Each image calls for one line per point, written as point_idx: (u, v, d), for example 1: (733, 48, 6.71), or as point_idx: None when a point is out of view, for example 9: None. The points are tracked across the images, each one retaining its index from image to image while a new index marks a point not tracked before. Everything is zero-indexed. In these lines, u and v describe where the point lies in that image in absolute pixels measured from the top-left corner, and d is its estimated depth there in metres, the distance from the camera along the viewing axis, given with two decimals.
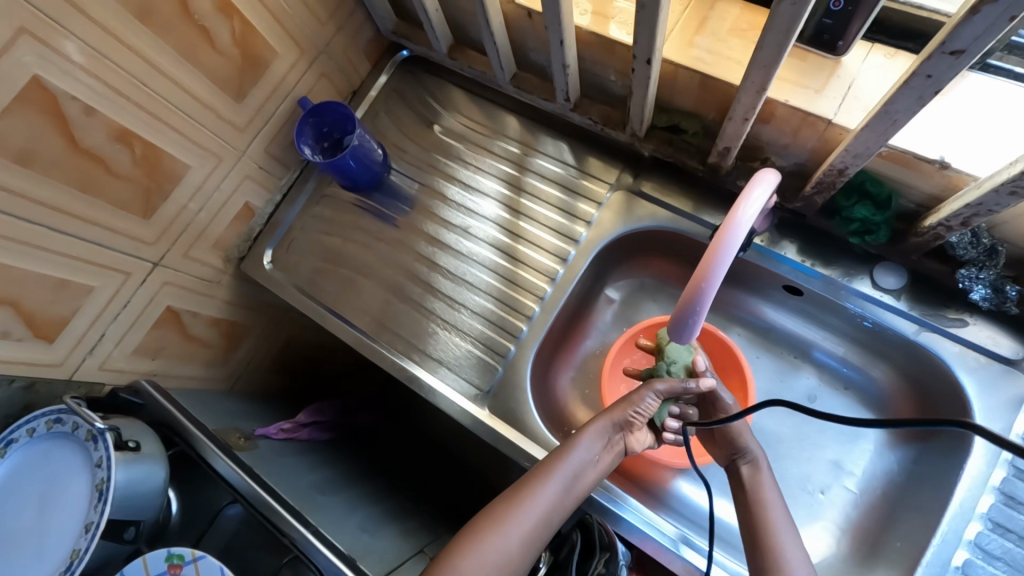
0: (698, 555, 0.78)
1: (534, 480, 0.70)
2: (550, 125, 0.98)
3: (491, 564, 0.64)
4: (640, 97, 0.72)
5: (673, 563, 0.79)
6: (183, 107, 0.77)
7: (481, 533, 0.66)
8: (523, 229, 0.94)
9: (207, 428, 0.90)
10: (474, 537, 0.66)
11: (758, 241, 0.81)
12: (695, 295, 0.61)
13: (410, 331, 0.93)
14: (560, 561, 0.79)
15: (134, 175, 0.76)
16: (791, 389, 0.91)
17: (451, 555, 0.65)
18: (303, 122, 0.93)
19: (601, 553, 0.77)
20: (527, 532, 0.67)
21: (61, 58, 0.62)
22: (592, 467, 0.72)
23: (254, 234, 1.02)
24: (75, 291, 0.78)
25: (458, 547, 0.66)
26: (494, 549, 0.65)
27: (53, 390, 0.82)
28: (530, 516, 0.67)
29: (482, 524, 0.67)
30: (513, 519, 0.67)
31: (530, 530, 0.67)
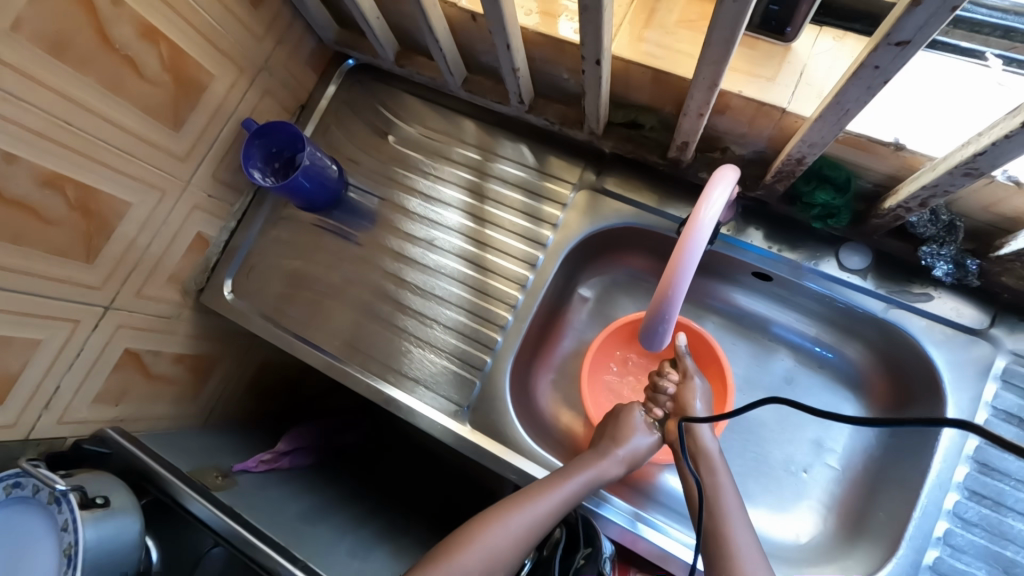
0: (682, 547, 0.79)
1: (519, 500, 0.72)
2: (507, 127, 0.96)
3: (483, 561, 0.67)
4: (594, 96, 0.70)
5: (657, 556, 0.80)
6: (115, 143, 0.73)
7: (474, 531, 0.69)
8: (489, 237, 0.92)
9: (181, 471, 0.87)
10: (469, 534, 0.69)
11: (724, 231, 0.80)
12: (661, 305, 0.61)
13: (383, 351, 0.91)
14: (544, 557, 0.80)
15: (70, 219, 0.72)
16: (767, 373, 0.91)
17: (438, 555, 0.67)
18: (250, 145, 0.89)
19: (583, 548, 0.76)
20: (505, 546, 0.68)
21: None
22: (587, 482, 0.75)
23: (211, 264, 0.98)
24: (19, 347, 0.74)
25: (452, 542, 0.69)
26: (473, 555, 0.67)
27: (9, 452, 0.78)
28: (525, 519, 0.70)
29: (454, 544, 0.68)
30: (508, 519, 0.70)
31: (503, 552, 0.68)
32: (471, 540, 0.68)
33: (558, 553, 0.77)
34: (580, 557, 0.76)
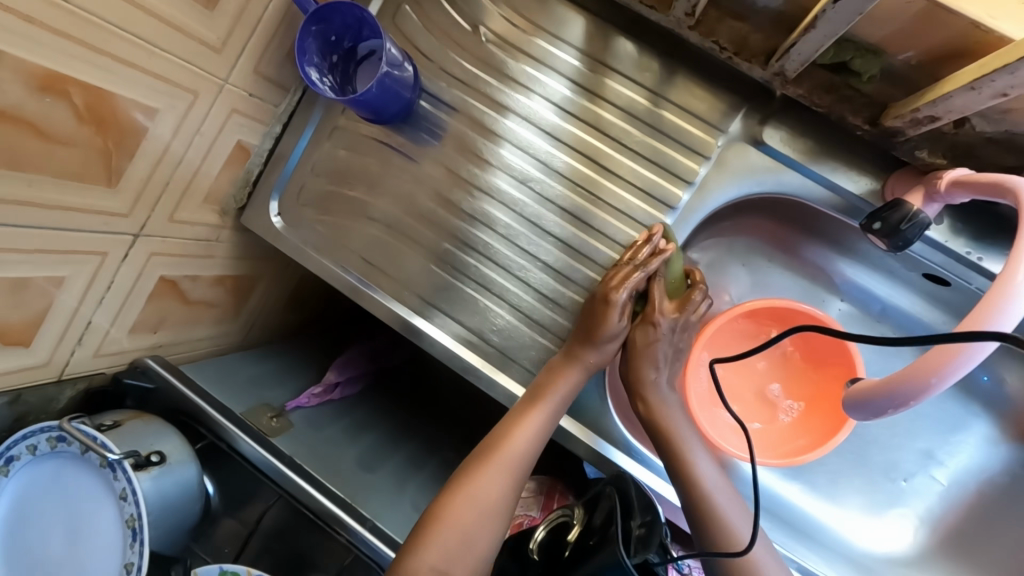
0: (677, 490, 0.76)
1: (511, 425, 0.68)
2: (637, 36, 0.73)
3: (497, 498, 0.64)
4: (826, 35, 0.49)
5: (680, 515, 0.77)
6: (129, 28, 0.52)
7: (474, 475, 0.65)
8: (600, 186, 0.73)
9: (235, 414, 0.81)
10: (471, 477, 0.65)
11: (935, 231, 0.64)
12: (914, 390, 0.51)
13: (458, 308, 0.78)
14: (596, 523, 0.68)
15: (80, 135, 0.54)
16: (882, 367, 0.83)
17: (442, 505, 0.63)
18: (305, 34, 0.66)
19: (638, 517, 0.64)
20: (519, 468, 0.66)
21: None
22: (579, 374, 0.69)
23: (253, 178, 0.81)
24: (37, 288, 0.60)
25: (453, 489, 0.64)
26: (484, 496, 0.64)
27: (44, 395, 0.69)
28: (525, 447, 0.67)
29: (445, 504, 0.63)
30: (502, 455, 0.66)
31: (515, 486, 0.66)
32: (465, 495, 0.64)
33: (616, 516, 0.64)
34: (636, 526, 0.64)
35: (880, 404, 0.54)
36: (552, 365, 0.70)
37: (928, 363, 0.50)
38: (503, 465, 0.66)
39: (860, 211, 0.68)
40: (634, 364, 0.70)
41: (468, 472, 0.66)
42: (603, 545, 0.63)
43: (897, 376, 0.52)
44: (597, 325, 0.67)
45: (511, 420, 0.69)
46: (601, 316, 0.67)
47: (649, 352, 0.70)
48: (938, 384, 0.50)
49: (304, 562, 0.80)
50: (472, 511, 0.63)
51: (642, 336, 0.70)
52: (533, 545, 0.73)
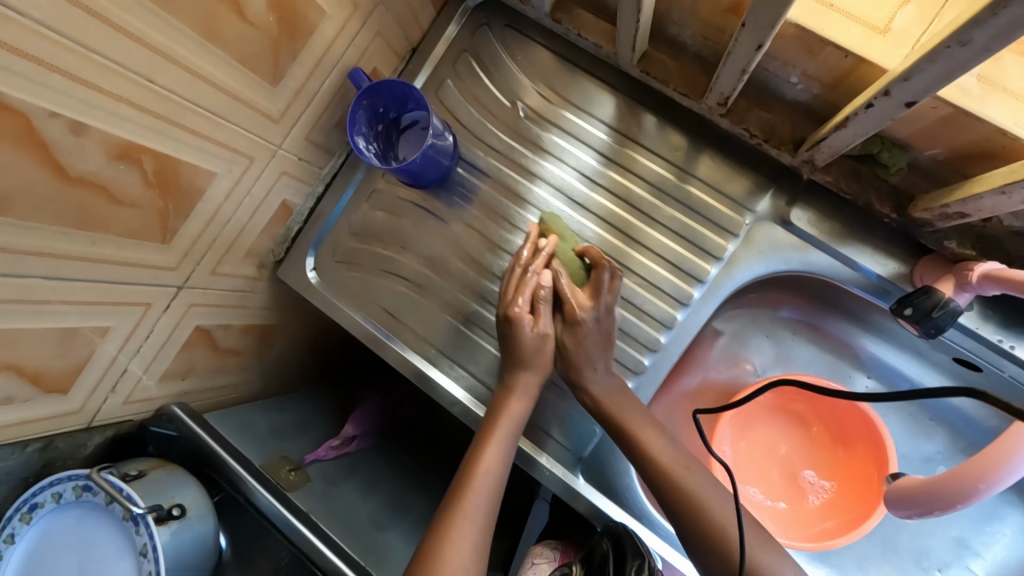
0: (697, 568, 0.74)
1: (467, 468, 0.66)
2: (667, 116, 0.77)
3: (467, 552, 0.60)
4: (855, 133, 0.52)
5: None
6: (202, 103, 0.56)
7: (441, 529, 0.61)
8: (628, 257, 0.75)
9: (254, 465, 0.80)
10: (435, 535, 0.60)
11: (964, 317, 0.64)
12: (967, 491, 0.56)
13: (483, 370, 0.78)
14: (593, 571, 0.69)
15: (145, 197, 0.57)
16: (911, 448, 0.81)
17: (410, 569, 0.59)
18: (357, 107, 0.70)
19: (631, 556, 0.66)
20: (487, 511, 0.63)
21: (38, 68, 0.41)
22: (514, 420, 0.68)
23: (292, 234, 0.84)
24: (84, 337, 0.62)
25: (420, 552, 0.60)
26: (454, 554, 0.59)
27: (74, 441, 0.70)
28: (487, 486, 0.64)
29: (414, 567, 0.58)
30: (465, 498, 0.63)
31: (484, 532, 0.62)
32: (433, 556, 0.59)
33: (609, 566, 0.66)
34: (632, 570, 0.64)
35: (930, 506, 0.58)
36: (502, 389, 0.71)
37: (980, 471, 0.55)
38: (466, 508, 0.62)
39: (888, 292, 0.69)
40: (571, 362, 0.70)
41: (443, 516, 0.62)
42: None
43: (947, 478, 0.57)
44: (512, 344, 0.69)
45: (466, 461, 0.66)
46: (509, 317, 0.69)
47: (580, 354, 0.69)
48: (986, 490, 0.55)
49: None
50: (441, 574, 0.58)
51: (570, 335, 0.70)
52: None
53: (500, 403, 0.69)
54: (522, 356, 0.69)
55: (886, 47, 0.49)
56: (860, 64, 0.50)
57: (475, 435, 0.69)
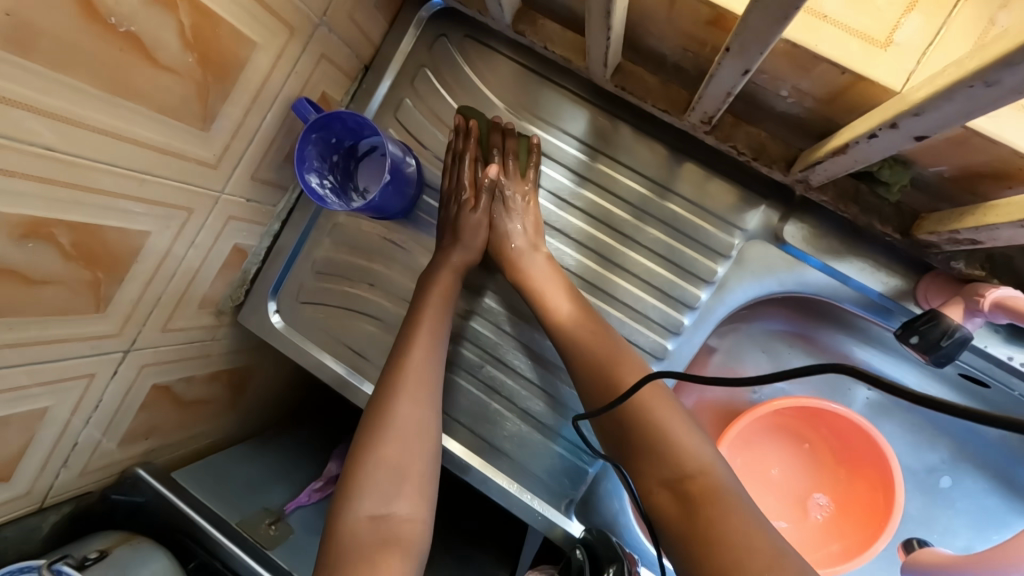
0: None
1: (397, 364, 0.65)
2: (646, 128, 0.70)
3: (409, 438, 0.61)
4: (856, 160, 0.46)
5: None
6: (122, 162, 0.49)
7: (382, 420, 0.62)
8: (612, 283, 0.70)
9: (231, 526, 0.76)
10: (376, 428, 0.61)
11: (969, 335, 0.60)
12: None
13: (465, 415, 0.73)
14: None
15: (68, 271, 0.50)
16: (916, 461, 0.78)
17: (361, 462, 0.60)
18: (305, 141, 0.63)
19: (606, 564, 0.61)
20: (427, 397, 0.64)
21: None
22: (436, 310, 0.67)
23: (250, 276, 0.77)
24: (19, 423, 0.56)
25: (364, 445, 0.61)
26: (397, 442, 0.60)
27: (26, 525, 0.64)
28: (422, 374, 0.64)
29: (359, 460, 0.60)
30: (402, 389, 0.63)
31: (426, 417, 0.63)
32: (379, 445, 0.60)
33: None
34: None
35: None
36: (420, 298, 0.69)
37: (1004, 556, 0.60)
38: (404, 392, 0.63)
39: (890, 311, 0.65)
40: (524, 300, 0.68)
41: (375, 416, 0.62)
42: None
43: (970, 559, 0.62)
44: (452, 221, 0.72)
45: (396, 358, 0.66)
46: (457, 216, 0.72)
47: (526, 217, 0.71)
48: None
49: None
50: (387, 458, 0.59)
51: (501, 212, 0.72)
52: None
53: (425, 295, 0.68)
54: (463, 254, 0.71)
55: (889, 64, 0.43)
56: (860, 83, 0.44)
57: (401, 339, 0.67)
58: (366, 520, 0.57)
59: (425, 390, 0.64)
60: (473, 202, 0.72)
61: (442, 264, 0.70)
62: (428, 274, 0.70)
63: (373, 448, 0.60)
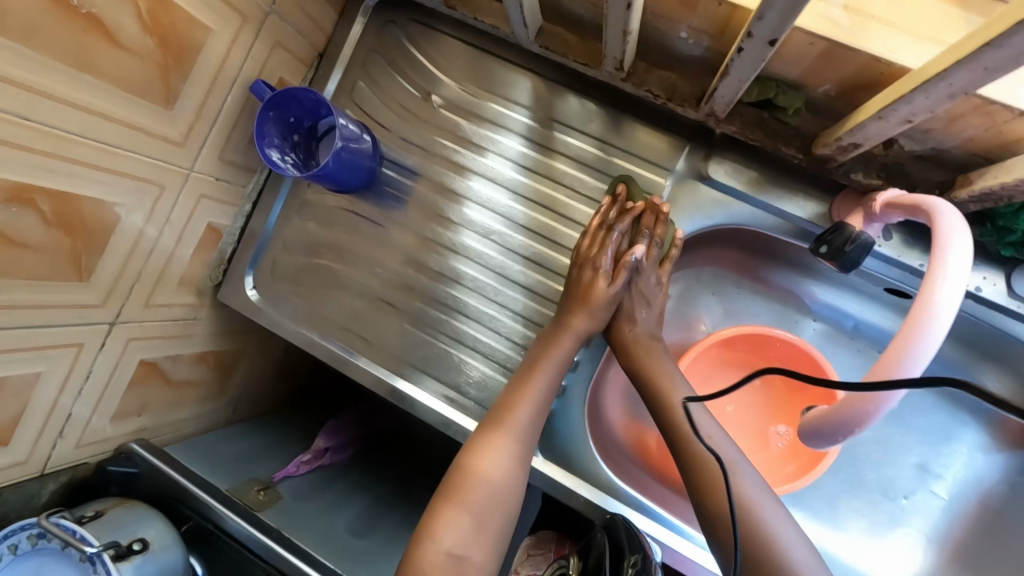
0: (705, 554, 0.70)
1: (503, 414, 0.67)
2: (579, 89, 0.76)
3: (497, 488, 0.63)
4: (740, 78, 0.52)
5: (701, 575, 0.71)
6: (93, 136, 0.55)
7: (474, 463, 0.64)
8: (559, 231, 0.76)
9: (221, 492, 0.80)
10: (467, 469, 0.64)
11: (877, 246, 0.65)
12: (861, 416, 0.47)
13: (435, 366, 0.78)
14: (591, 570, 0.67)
15: (50, 238, 0.56)
16: None
17: (447, 501, 0.62)
18: (263, 119, 0.70)
19: (627, 554, 0.62)
20: (523, 452, 0.66)
21: None
22: (553, 372, 0.69)
23: (226, 256, 0.83)
24: (13, 386, 0.62)
25: (452, 487, 0.63)
26: (483, 489, 0.63)
27: (26, 491, 0.69)
28: (521, 428, 0.67)
29: (443, 499, 0.62)
30: (499, 436, 0.66)
31: (517, 470, 0.65)
32: (464, 488, 0.63)
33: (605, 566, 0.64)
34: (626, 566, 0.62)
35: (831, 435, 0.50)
36: (532, 356, 0.71)
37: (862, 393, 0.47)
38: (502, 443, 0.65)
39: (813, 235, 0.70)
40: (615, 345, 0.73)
41: (477, 447, 0.66)
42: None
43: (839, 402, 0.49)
44: (585, 292, 0.70)
45: (502, 404, 0.68)
46: (588, 284, 0.70)
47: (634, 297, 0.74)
48: (875, 411, 0.47)
49: None
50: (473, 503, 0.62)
51: (634, 296, 0.74)
52: None
53: (544, 351, 0.70)
54: (591, 322, 0.71)
55: None
56: (732, 10, 0.50)
57: (512, 382, 0.70)
58: (449, 549, 0.59)
59: (529, 441, 0.67)
60: (609, 276, 0.70)
61: (564, 326, 0.71)
62: (549, 332, 0.72)
63: (470, 481, 0.63)
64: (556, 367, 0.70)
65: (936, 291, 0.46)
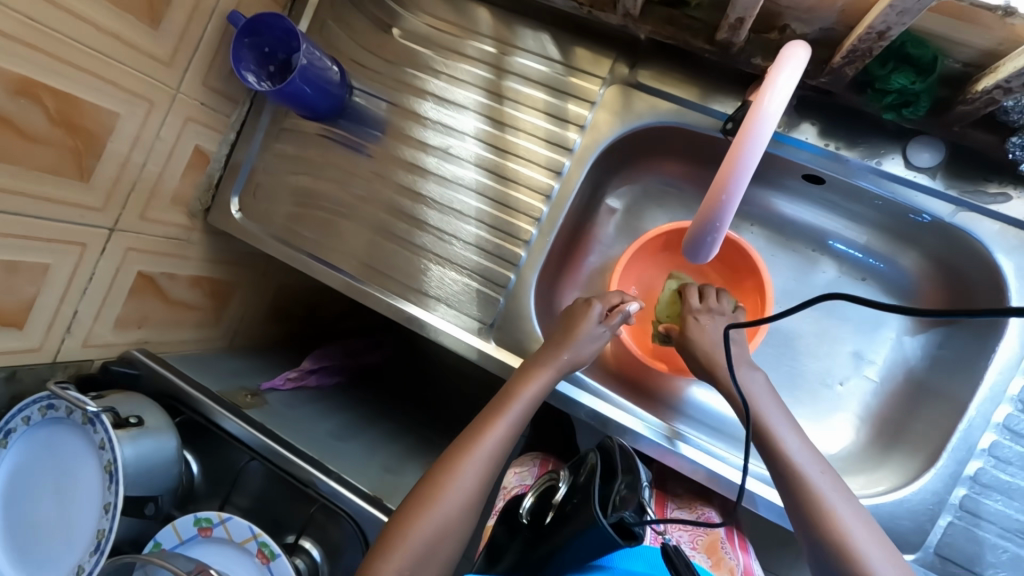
0: (728, 467, 0.75)
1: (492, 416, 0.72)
2: (522, 14, 0.84)
3: (473, 488, 0.67)
4: None
5: (685, 468, 0.77)
6: (86, 43, 0.65)
7: (455, 459, 0.68)
8: (510, 143, 0.84)
9: (212, 392, 0.87)
10: (446, 466, 0.68)
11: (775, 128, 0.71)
12: (716, 212, 0.57)
13: (402, 271, 0.86)
14: (580, 484, 0.72)
15: (53, 133, 0.66)
16: (809, 285, 0.84)
17: (421, 494, 0.66)
18: (239, 45, 0.80)
19: (621, 476, 0.69)
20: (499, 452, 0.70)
21: None
22: (539, 388, 0.73)
23: (215, 182, 0.93)
24: (26, 274, 0.71)
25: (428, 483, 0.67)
26: (454, 488, 0.66)
27: (39, 375, 0.78)
28: (503, 432, 0.71)
29: (421, 490, 0.66)
30: (483, 438, 0.70)
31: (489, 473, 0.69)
32: (441, 484, 0.66)
33: (597, 479, 0.67)
34: (621, 489, 0.68)
35: (702, 238, 0.59)
36: (524, 369, 0.75)
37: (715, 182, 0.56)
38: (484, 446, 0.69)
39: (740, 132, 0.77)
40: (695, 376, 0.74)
41: (514, 386, 0.74)
42: (583, 505, 0.65)
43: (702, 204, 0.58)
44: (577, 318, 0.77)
45: (494, 408, 0.73)
46: (578, 312, 0.78)
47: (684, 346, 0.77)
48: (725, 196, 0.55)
49: (281, 531, 0.82)
50: (448, 499, 0.65)
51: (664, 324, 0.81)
52: (523, 510, 0.75)
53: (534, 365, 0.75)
54: (574, 353, 0.75)
55: None
56: None
57: (503, 390, 0.74)
58: (477, 459, 0.68)
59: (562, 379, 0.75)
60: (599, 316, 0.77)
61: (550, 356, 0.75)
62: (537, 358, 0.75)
63: (507, 406, 0.72)
64: (549, 380, 0.74)
65: (765, 100, 0.52)
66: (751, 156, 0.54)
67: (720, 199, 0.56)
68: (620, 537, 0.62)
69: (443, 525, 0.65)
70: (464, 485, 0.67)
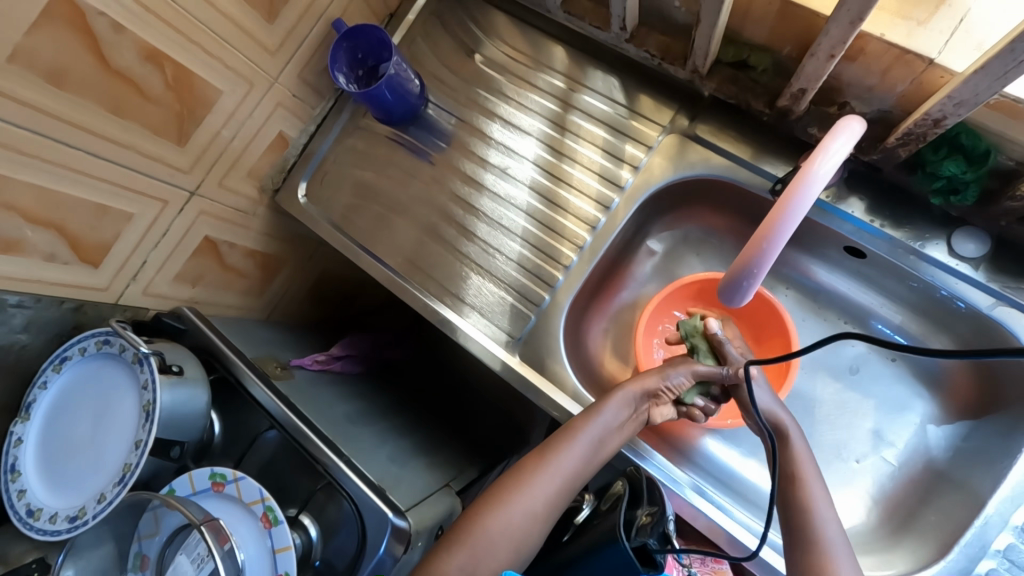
0: (738, 528, 0.75)
1: (549, 452, 0.73)
2: (596, 56, 0.90)
3: (520, 521, 0.69)
4: (709, 25, 0.64)
5: (697, 520, 0.77)
6: (211, 26, 0.74)
7: (505, 493, 0.71)
8: (565, 172, 0.88)
9: (246, 357, 0.92)
10: (494, 498, 0.71)
11: (821, 197, 0.73)
12: (755, 257, 0.59)
13: (443, 275, 0.90)
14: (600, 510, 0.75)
15: (166, 98, 0.74)
16: (836, 356, 0.86)
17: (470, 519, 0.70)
18: (337, 47, 0.88)
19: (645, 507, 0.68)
20: (554, 491, 0.71)
21: None
22: (610, 435, 0.73)
23: (288, 165, 1.00)
24: (114, 218, 0.78)
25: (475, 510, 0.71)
26: (502, 522, 0.69)
27: (100, 311, 0.84)
28: (560, 470, 0.72)
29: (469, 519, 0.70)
30: (537, 475, 0.72)
31: (538, 506, 0.70)
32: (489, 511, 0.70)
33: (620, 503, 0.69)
34: (643, 513, 0.68)
35: (738, 280, 0.62)
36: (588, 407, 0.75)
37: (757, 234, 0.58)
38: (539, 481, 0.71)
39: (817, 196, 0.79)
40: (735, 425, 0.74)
41: (575, 423, 0.74)
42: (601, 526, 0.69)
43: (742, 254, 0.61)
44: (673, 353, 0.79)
45: (553, 445, 0.73)
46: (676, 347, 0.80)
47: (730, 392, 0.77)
48: (766, 246, 0.58)
49: (284, 501, 0.85)
50: (493, 529, 0.68)
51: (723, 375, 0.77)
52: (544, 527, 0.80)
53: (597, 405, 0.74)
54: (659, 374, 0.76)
55: None
56: None
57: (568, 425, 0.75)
58: (528, 496, 0.70)
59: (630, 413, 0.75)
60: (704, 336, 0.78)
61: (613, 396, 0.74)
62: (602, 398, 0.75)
63: (566, 443, 0.73)
64: (612, 423, 0.74)
65: (816, 163, 0.55)
66: (796, 212, 0.56)
67: (761, 245, 0.58)
68: (640, 562, 0.64)
69: (487, 550, 0.68)
70: (510, 516, 0.69)
